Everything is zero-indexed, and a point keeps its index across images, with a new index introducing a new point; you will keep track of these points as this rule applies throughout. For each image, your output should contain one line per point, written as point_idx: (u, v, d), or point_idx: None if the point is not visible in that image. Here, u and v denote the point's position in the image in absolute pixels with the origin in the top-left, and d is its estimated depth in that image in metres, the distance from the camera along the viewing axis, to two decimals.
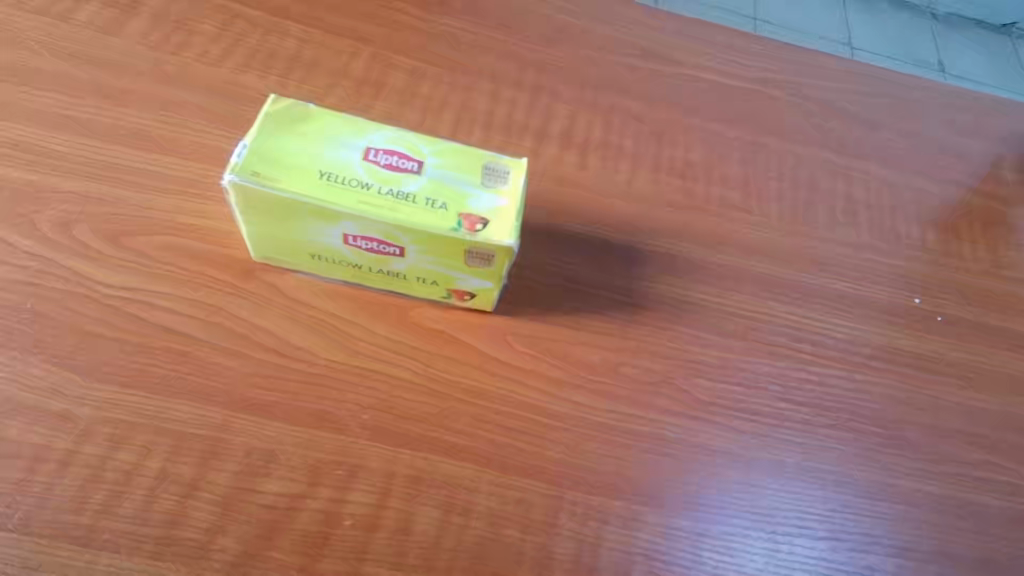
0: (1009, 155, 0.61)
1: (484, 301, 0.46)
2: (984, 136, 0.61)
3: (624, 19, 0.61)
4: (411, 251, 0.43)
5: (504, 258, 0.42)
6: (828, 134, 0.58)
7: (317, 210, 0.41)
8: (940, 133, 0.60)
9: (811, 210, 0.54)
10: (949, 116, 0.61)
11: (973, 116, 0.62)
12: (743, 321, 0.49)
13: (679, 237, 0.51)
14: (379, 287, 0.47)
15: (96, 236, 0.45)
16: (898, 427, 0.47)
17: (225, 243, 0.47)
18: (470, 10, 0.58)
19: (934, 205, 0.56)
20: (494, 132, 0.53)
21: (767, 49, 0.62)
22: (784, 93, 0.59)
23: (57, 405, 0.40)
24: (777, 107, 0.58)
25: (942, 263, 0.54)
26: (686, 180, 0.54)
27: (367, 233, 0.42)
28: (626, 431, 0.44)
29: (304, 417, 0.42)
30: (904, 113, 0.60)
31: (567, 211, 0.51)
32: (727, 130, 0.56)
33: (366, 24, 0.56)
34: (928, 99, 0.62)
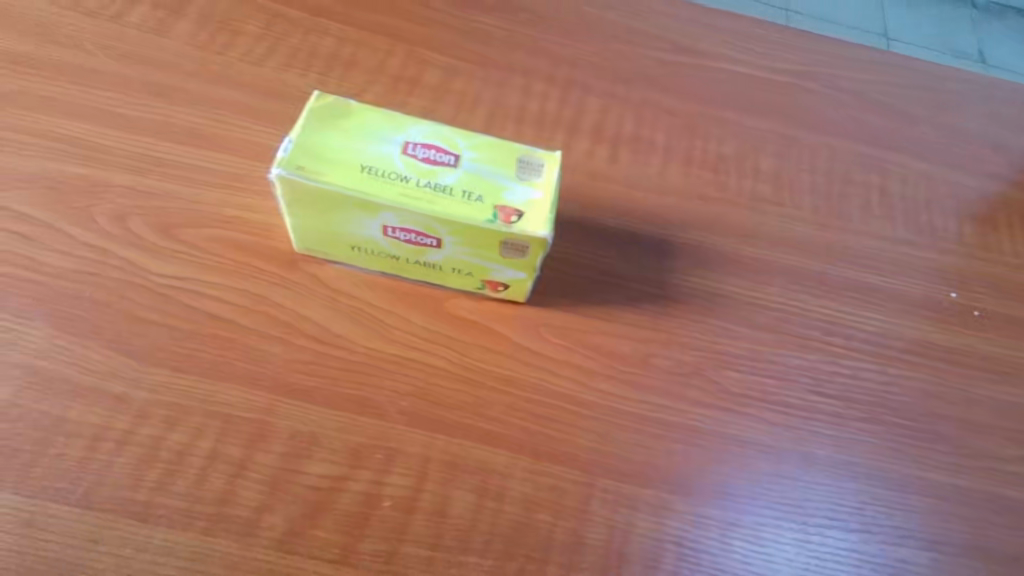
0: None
1: (519, 292, 0.47)
2: None
3: (657, 14, 0.61)
4: (448, 243, 0.44)
5: (539, 251, 0.43)
6: (861, 127, 0.57)
7: (358, 202, 0.42)
8: (981, 125, 0.59)
9: (845, 204, 0.54)
10: (990, 107, 0.61)
11: (1014, 108, 0.61)
12: (774, 315, 0.49)
13: (710, 230, 0.51)
14: (416, 278, 0.48)
15: (148, 228, 0.47)
16: (929, 421, 0.47)
17: (269, 235, 0.49)
18: (504, 6, 0.59)
19: (972, 199, 0.56)
20: (527, 127, 0.54)
21: (801, 41, 0.62)
22: (818, 86, 0.59)
23: (114, 387, 0.42)
24: (811, 101, 0.58)
25: (979, 257, 0.53)
26: (718, 174, 0.54)
27: (407, 225, 0.43)
28: (656, 421, 0.45)
29: (345, 402, 0.43)
30: (942, 105, 0.60)
31: (599, 204, 0.51)
32: (760, 123, 0.56)
33: (403, 21, 0.57)
34: (966, 91, 0.61)
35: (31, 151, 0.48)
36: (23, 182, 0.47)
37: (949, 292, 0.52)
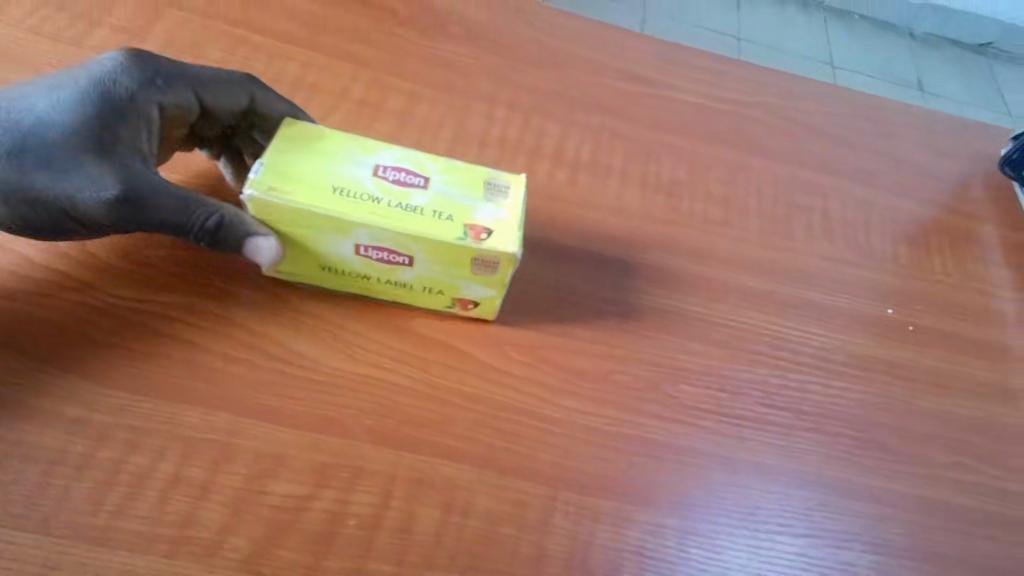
0: (981, 174, 0.63)
1: (488, 309, 0.48)
2: (955, 154, 0.64)
3: (613, 45, 0.64)
4: (419, 261, 0.45)
5: (509, 268, 0.44)
6: (806, 154, 0.60)
7: (331, 221, 0.43)
8: (914, 152, 0.63)
9: (791, 226, 0.57)
10: (922, 136, 0.64)
11: (943, 137, 0.65)
12: (727, 332, 0.51)
13: (665, 251, 0.54)
14: (387, 296, 0.49)
15: (110, 250, 0.47)
16: (873, 431, 0.49)
17: (234, 257, 0.49)
18: (465, 35, 0.61)
19: (907, 221, 0.59)
20: (490, 151, 0.55)
21: (750, 72, 0.65)
22: (765, 115, 0.62)
23: (74, 411, 0.42)
24: (759, 129, 0.61)
25: (913, 276, 0.56)
26: (671, 198, 0.56)
27: (379, 243, 0.44)
28: (616, 435, 0.46)
29: (310, 422, 0.44)
30: (879, 134, 0.63)
31: (560, 226, 0.53)
32: (711, 150, 0.59)
33: (366, 48, 0.58)
34: (902, 122, 0.65)
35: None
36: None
37: (887, 308, 0.55)
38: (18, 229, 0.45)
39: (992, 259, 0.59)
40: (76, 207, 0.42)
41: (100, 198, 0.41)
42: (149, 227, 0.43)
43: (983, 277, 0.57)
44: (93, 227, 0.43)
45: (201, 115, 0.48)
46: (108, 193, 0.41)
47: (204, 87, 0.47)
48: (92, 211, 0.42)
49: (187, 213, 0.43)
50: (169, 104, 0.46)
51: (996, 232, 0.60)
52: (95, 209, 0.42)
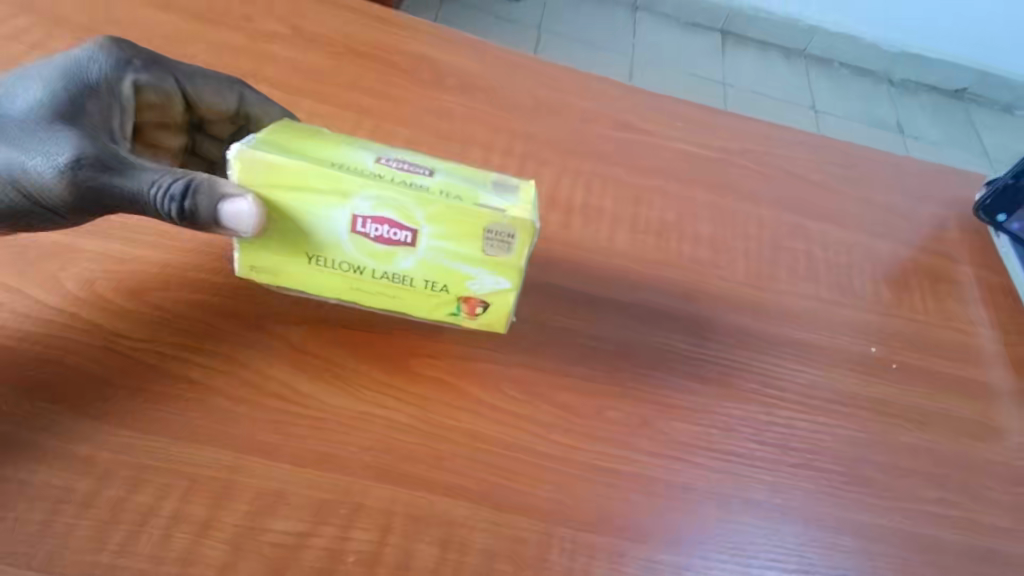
0: (955, 219, 0.66)
1: (496, 321, 0.47)
2: (928, 200, 0.67)
3: (603, 95, 0.66)
4: (424, 237, 0.42)
5: (525, 244, 0.42)
6: (790, 198, 0.63)
7: (330, 182, 0.41)
8: (890, 197, 0.66)
9: (774, 267, 0.58)
10: (897, 183, 0.67)
11: (917, 183, 0.68)
12: (718, 369, 0.52)
13: (655, 291, 0.55)
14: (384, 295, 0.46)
15: (117, 291, 0.48)
16: (859, 467, 0.50)
17: (237, 298, 0.50)
18: (461, 85, 0.63)
19: (887, 261, 0.61)
20: None
21: (734, 122, 0.68)
22: (750, 161, 0.64)
23: (80, 450, 0.42)
24: (745, 174, 0.63)
25: (893, 313, 0.58)
26: (661, 239, 0.58)
27: (380, 213, 0.42)
28: (610, 471, 0.47)
29: (309, 458, 0.44)
30: (857, 181, 0.66)
31: (553, 268, 0.55)
32: (698, 195, 0.61)
33: (364, 96, 0.59)
34: (879, 169, 0.68)
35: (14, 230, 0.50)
36: (10, 252, 0.49)
37: (869, 347, 0.56)
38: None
39: (970, 299, 0.60)
40: (29, 178, 0.41)
41: (54, 166, 0.41)
42: (106, 203, 0.42)
43: (963, 315, 0.59)
44: (50, 204, 0.42)
45: (185, 108, 0.50)
46: (62, 161, 0.41)
47: (188, 80, 0.49)
48: (45, 181, 0.41)
49: (142, 181, 0.41)
50: (146, 85, 0.47)
51: (973, 272, 0.62)
52: (48, 179, 0.41)
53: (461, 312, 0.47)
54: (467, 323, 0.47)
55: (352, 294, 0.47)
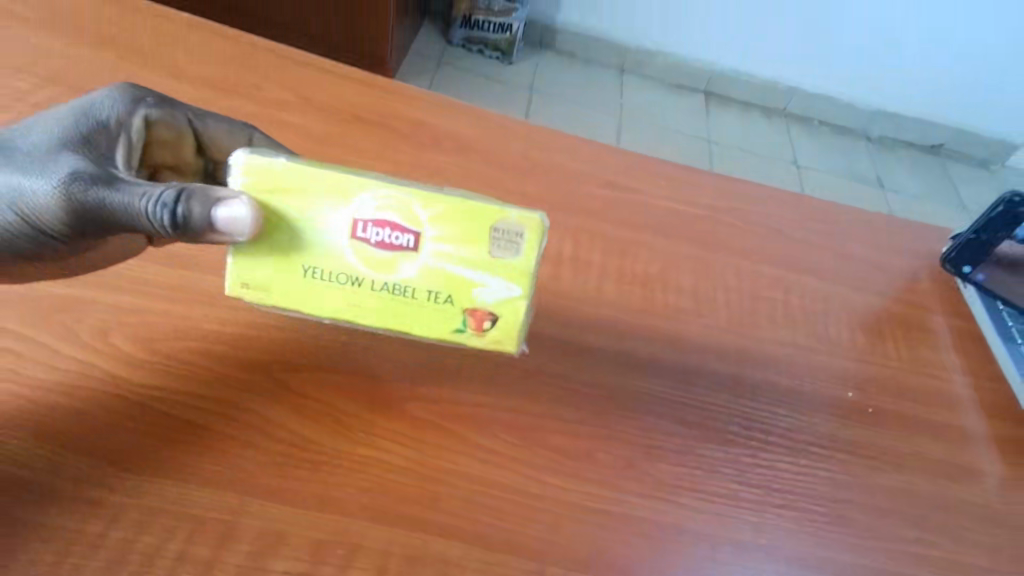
0: (927, 271, 0.67)
1: (505, 338, 0.44)
2: (902, 253, 0.69)
3: (591, 154, 0.69)
4: (427, 240, 0.42)
5: (535, 244, 0.42)
6: (770, 251, 0.65)
7: (332, 182, 0.41)
8: (866, 251, 0.68)
9: (752, 316, 0.60)
10: (874, 237, 0.69)
11: (893, 237, 0.70)
12: (702, 414, 0.54)
13: (641, 338, 0.57)
14: (384, 314, 0.43)
15: (130, 341, 0.51)
16: (840, 508, 0.51)
17: (244, 346, 0.52)
18: (455, 145, 0.66)
19: (865, 310, 0.63)
20: None
21: (716, 180, 0.70)
22: (732, 217, 0.67)
23: (92, 493, 0.44)
24: (727, 228, 0.66)
25: (867, 360, 0.59)
26: (646, 290, 0.60)
27: (382, 214, 0.41)
28: (598, 512, 0.48)
29: (310, 500, 0.46)
30: (835, 233, 0.68)
31: (542, 318, 0.57)
32: (681, 249, 0.63)
33: (361, 158, 0.62)
34: (856, 223, 0.70)
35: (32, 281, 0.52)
36: (24, 304, 0.51)
37: (847, 392, 0.57)
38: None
39: (942, 346, 0.62)
40: (32, 202, 0.44)
41: (54, 188, 0.43)
42: (102, 220, 0.43)
43: (936, 362, 0.60)
44: (53, 228, 0.45)
45: (196, 146, 0.52)
46: (61, 185, 0.43)
47: (199, 118, 0.51)
48: (46, 204, 0.43)
49: (132, 195, 0.42)
50: (157, 119, 0.49)
51: (946, 321, 0.64)
52: (49, 201, 0.43)
53: (466, 329, 0.44)
54: (472, 343, 0.44)
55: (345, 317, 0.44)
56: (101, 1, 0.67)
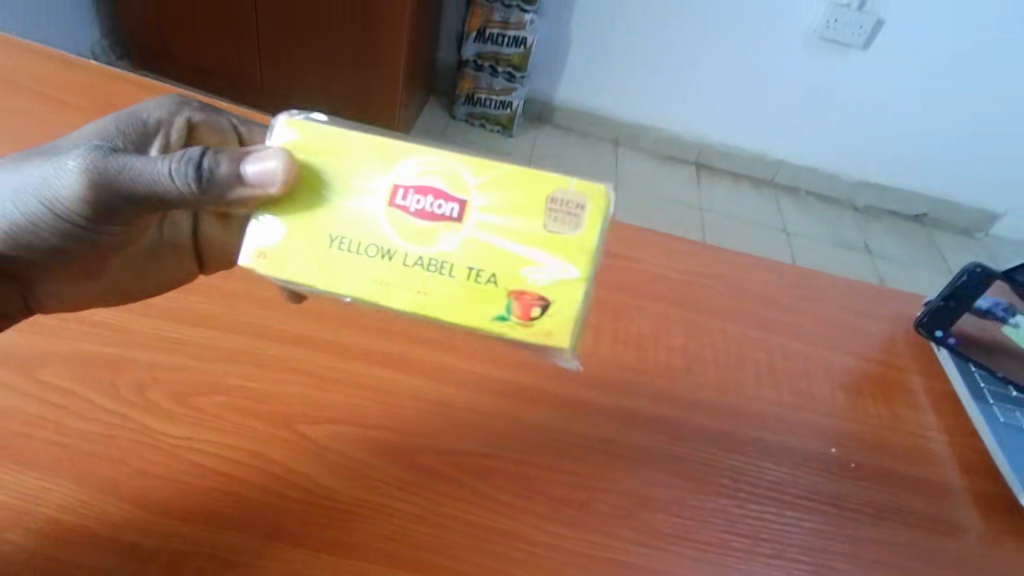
0: (901, 334, 0.71)
1: (556, 330, 0.42)
2: (881, 318, 0.72)
3: None
4: (474, 210, 0.42)
5: (596, 218, 0.42)
6: (755, 315, 0.69)
7: (376, 149, 0.43)
8: (847, 314, 0.71)
9: (739, 375, 0.63)
10: (856, 302, 0.73)
11: (874, 302, 0.74)
12: (694, 466, 0.56)
13: (632, 395, 0.60)
14: (416, 292, 0.42)
15: (164, 396, 0.53)
16: (830, 557, 0.52)
17: (268, 400, 0.55)
18: None
19: (847, 370, 0.66)
20: None
21: (706, 249, 0.75)
22: (720, 283, 0.71)
23: (126, 536, 0.46)
24: (716, 293, 0.70)
25: (850, 418, 0.62)
26: (640, 350, 0.63)
27: (426, 181, 0.42)
28: (597, 559, 0.50)
29: (329, 544, 0.47)
30: (818, 296, 0.72)
31: (539, 377, 0.61)
32: (673, 311, 0.67)
33: None
34: (840, 288, 0.74)
35: (71, 333, 0.56)
36: (60, 358, 0.54)
37: (830, 448, 0.60)
38: (33, 254, 0.51)
39: (921, 406, 0.64)
40: (59, 187, 0.45)
41: (76, 167, 0.45)
42: (126, 192, 0.45)
43: (914, 420, 0.63)
44: (78, 211, 0.47)
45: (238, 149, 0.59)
46: (81, 162, 0.45)
47: (243, 125, 0.59)
48: (72, 185, 0.45)
49: (154, 163, 0.43)
50: (198, 121, 0.56)
51: (921, 381, 0.67)
52: (75, 182, 0.45)
53: (510, 318, 0.42)
54: (517, 333, 0.42)
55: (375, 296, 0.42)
56: (144, 95, 0.74)
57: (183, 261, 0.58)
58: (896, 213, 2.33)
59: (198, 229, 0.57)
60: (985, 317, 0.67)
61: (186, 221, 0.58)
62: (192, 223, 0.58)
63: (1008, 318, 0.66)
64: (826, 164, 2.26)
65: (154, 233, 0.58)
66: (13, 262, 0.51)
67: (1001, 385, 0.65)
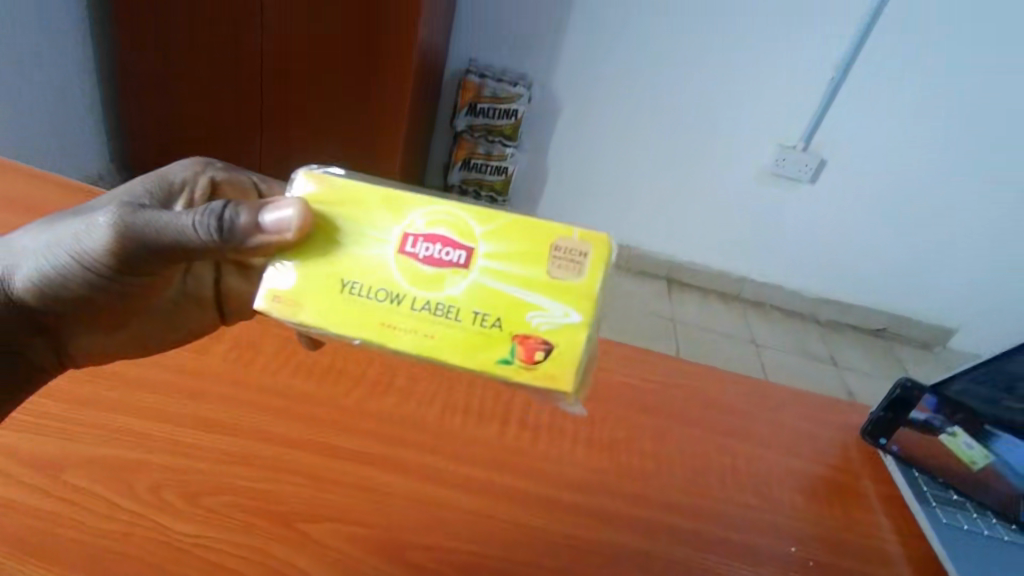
0: (852, 441, 0.76)
1: (559, 374, 0.46)
2: (835, 427, 0.78)
3: None
4: (480, 257, 0.48)
5: (599, 265, 0.48)
6: (718, 422, 0.74)
7: (389, 202, 0.50)
8: (802, 423, 0.77)
9: (704, 477, 0.68)
10: (811, 412, 0.79)
11: (829, 412, 0.80)
12: (665, 562, 0.60)
13: (606, 496, 0.65)
14: (424, 332, 0.47)
15: (177, 495, 0.57)
16: None
17: (270, 499, 0.59)
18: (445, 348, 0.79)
19: (806, 475, 0.70)
20: (471, 421, 0.70)
21: (675, 361, 0.81)
22: (686, 393, 0.77)
23: None
24: (683, 402, 0.76)
25: (808, 520, 0.66)
26: (611, 455, 0.69)
27: (435, 231, 0.49)
28: None
29: None
30: (776, 407, 0.78)
31: (521, 478, 0.65)
32: (642, 419, 0.73)
33: (369, 357, 0.75)
34: (797, 400, 0.80)
35: (93, 438, 0.61)
36: (84, 461, 0.59)
37: (791, 547, 0.64)
38: (62, 306, 0.61)
39: (875, 508, 0.69)
40: (87, 241, 0.55)
41: (102, 223, 0.55)
42: (144, 239, 0.54)
43: (869, 523, 0.67)
44: (99, 261, 0.56)
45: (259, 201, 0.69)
46: (105, 220, 0.55)
47: (264, 182, 0.69)
48: (101, 238, 0.55)
49: (180, 217, 0.51)
50: (220, 180, 0.65)
51: (872, 485, 0.71)
52: (107, 236, 0.54)
53: (514, 362, 0.47)
54: (522, 375, 0.47)
55: (384, 336, 0.47)
56: None
57: (205, 311, 0.71)
58: (857, 325, 2.54)
59: (220, 282, 0.70)
60: (923, 430, 0.73)
61: (208, 274, 0.70)
62: (214, 275, 0.70)
63: (945, 428, 0.72)
64: (787, 283, 2.51)
65: (180, 286, 0.70)
66: (43, 315, 0.61)
67: (943, 490, 0.70)
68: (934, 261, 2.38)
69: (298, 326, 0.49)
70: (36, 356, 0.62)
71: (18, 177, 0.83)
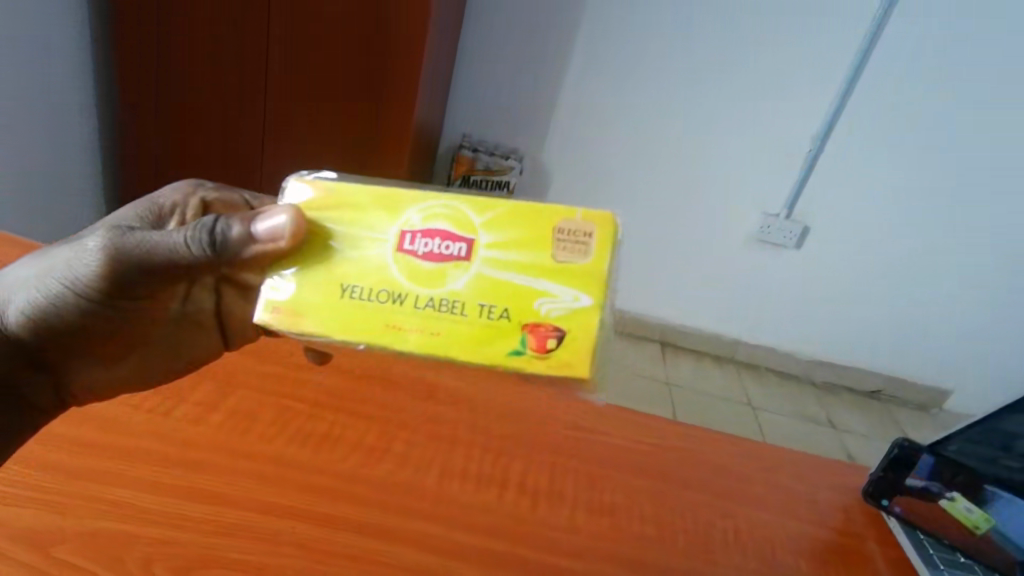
0: (854, 503, 0.75)
1: (574, 362, 0.47)
2: (836, 488, 0.77)
3: (560, 408, 0.81)
4: (481, 249, 0.49)
5: (604, 244, 0.49)
6: (717, 485, 0.74)
7: (384, 201, 0.51)
8: (802, 485, 0.76)
9: (707, 544, 0.67)
10: (811, 474, 0.78)
11: (828, 474, 0.79)
12: None
13: (607, 563, 0.63)
14: (429, 330, 0.48)
15: (167, 570, 0.56)
16: None
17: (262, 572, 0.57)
18: (441, 412, 0.79)
19: (810, 540, 0.69)
20: (468, 486, 0.69)
21: (671, 425, 0.81)
22: (684, 456, 0.77)
23: None
24: (681, 466, 0.75)
25: None
26: (611, 521, 0.67)
27: (432, 226, 0.50)
28: None
29: None
30: (775, 470, 0.78)
31: (520, 545, 0.64)
32: (641, 483, 0.72)
33: (364, 423, 0.75)
34: (796, 462, 0.80)
35: (83, 510, 0.59)
36: (72, 535, 0.57)
37: None
38: (53, 336, 0.65)
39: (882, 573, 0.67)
40: (76, 266, 0.61)
41: (91, 247, 0.60)
42: (135, 258, 0.59)
43: None
44: (88, 286, 0.61)
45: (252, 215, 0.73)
46: (95, 243, 0.60)
47: (255, 197, 0.73)
48: (90, 261, 0.60)
49: (170, 236, 0.58)
50: (212, 200, 0.70)
51: (876, 548, 0.70)
52: (98, 258, 0.60)
53: (526, 351, 0.48)
54: (534, 365, 0.48)
55: (390, 338, 0.48)
56: None
57: (209, 335, 0.74)
58: (852, 388, 2.53)
59: None
60: (923, 497, 0.73)
61: None
62: None
63: (945, 493, 0.72)
64: (780, 344, 2.50)
65: None
66: (36, 348, 0.64)
67: (950, 552, 0.70)
68: (924, 323, 2.39)
69: (302, 337, 0.50)
70: (34, 395, 0.65)
71: (17, 251, 0.84)
